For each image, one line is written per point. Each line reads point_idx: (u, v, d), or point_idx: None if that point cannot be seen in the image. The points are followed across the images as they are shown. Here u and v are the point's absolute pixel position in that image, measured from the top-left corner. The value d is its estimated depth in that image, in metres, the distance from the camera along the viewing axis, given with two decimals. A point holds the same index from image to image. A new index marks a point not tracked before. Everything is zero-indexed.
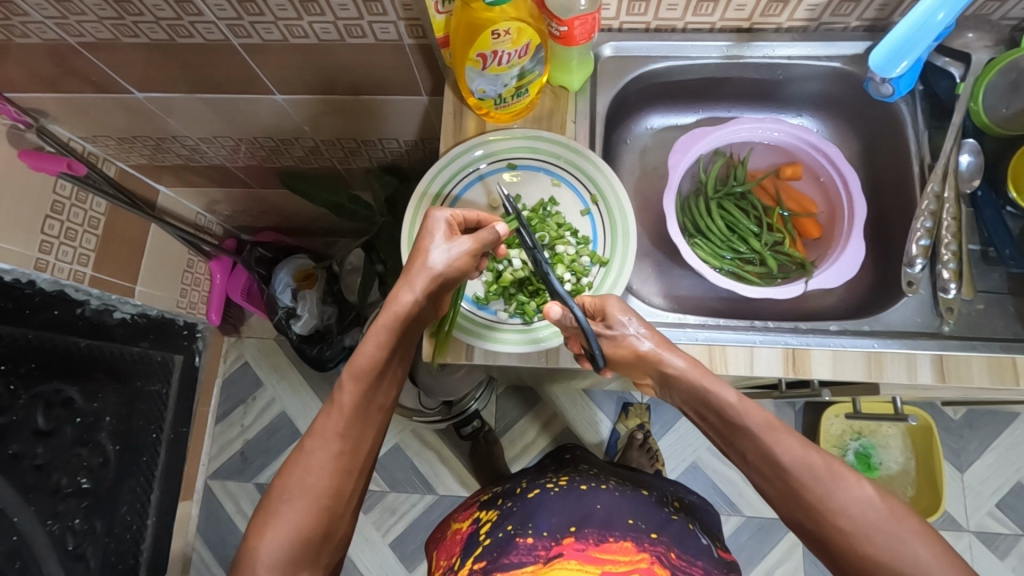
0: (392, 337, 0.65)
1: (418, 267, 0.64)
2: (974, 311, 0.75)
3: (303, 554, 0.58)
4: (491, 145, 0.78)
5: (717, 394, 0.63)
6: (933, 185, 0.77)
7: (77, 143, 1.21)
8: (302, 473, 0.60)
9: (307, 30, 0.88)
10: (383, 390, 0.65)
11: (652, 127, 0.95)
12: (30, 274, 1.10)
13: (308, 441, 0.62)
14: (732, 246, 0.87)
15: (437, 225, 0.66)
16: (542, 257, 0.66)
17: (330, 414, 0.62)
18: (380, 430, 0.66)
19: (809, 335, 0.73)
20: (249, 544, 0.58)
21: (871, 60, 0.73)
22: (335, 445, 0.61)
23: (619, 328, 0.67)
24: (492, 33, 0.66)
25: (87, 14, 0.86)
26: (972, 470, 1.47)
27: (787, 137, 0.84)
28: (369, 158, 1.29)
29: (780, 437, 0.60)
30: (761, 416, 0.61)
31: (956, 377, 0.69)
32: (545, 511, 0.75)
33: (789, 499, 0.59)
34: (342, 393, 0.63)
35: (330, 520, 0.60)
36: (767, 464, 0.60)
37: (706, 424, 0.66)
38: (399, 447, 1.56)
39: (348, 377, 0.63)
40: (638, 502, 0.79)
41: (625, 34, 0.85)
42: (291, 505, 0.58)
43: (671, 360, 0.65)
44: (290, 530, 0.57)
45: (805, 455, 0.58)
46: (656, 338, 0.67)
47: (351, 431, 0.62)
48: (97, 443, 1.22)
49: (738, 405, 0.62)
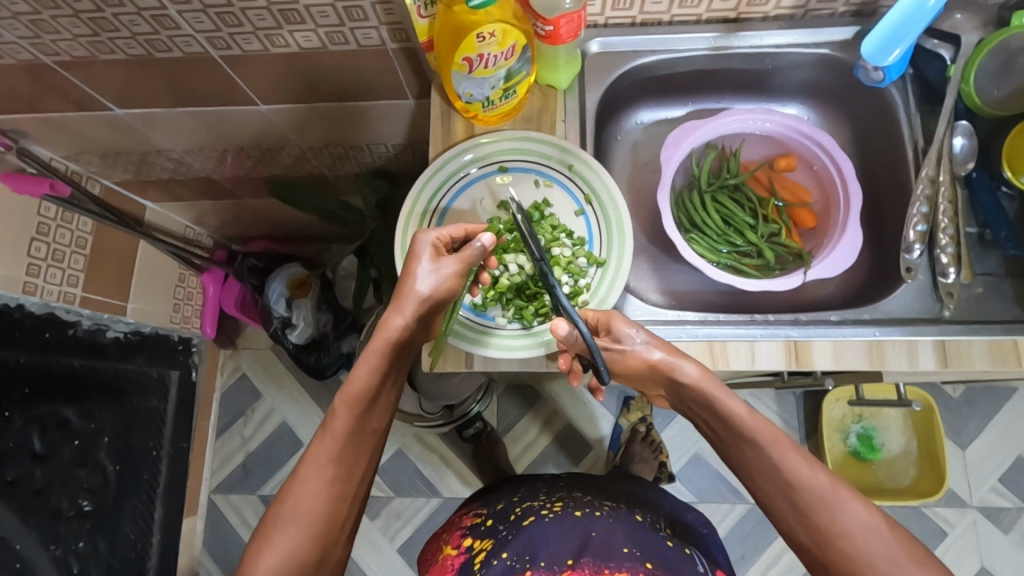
0: (384, 365, 0.65)
1: (408, 291, 0.65)
2: (973, 295, 0.74)
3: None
4: (481, 148, 0.77)
5: (726, 406, 0.63)
6: (928, 170, 0.75)
7: (59, 162, 1.19)
8: (296, 499, 0.59)
9: (288, 39, 0.87)
10: (376, 415, 0.66)
11: (643, 122, 0.94)
12: (19, 298, 1.09)
13: (301, 466, 0.61)
14: (728, 239, 0.86)
15: (423, 246, 0.67)
16: (548, 268, 0.62)
17: (323, 440, 0.62)
18: (373, 454, 0.66)
19: (810, 326, 0.73)
20: (242, 573, 0.57)
21: (863, 49, 0.72)
22: (330, 470, 0.61)
23: (625, 342, 0.67)
24: (478, 36, 0.65)
25: (62, 32, 0.85)
26: (973, 447, 1.49)
27: (779, 127, 0.84)
28: (358, 162, 1.27)
29: (787, 454, 0.59)
30: (769, 431, 0.61)
31: (958, 362, 0.69)
32: (543, 540, 0.76)
33: (791, 514, 0.58)
34: (336, 419, 0.63)
35: (323, 546, 0.60)
36: (770, 479, 0.60)
37: (713, 434, 0.66)
38: (402, 452, 1.56)
39: (343, 404, 0.63)
40: (633, 526, 0.80)
41: (611, 29, 0.84)
42: (286, 532, 0.58)
43: (682, 368, 0.65)
44: (284, 557, 0.57)
45: (812, 474, 0.58)
46: (666, 349, 0.67)
47: (344, 456, 0.62)
48: (97, 463, 1.23)
49: (745, 418, 0.62)
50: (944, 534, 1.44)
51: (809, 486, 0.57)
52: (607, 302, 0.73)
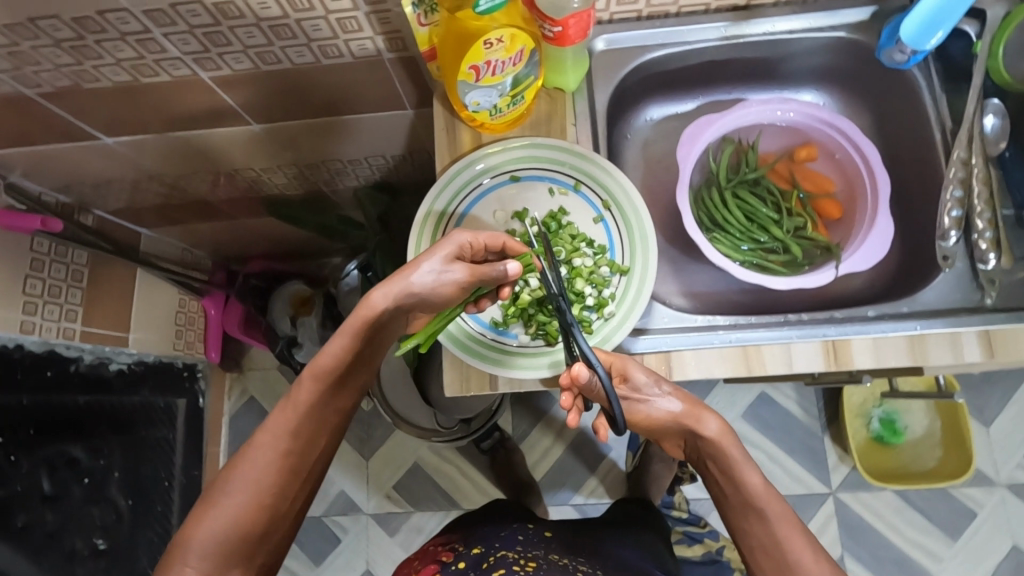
0: (358, 344, 0.62)
1: (403, 276, 0.61)
2: (1016, 280, 0.69)
3: (235, 552, 0.58)
4: (491, 157, 0.74)
5: (742, 473, 0.60)
6: (960, 152, 0.72)
7: (49, 196, 1.15)
8: (246, 467, 0.60)
9: (279, 55, 0.84)
10: (342, 393, 0.64)
11: (653, 118, 0.90)
12: (17, 338, 1.06)
13: (258, 434, 0.61)
14: (752, 236, 0.83)
15: (447, 243, 0.62)
16: (566, 308, 0.56)
17: (282, 412, 0.61)
18: (334, 431, 0.65)
19: (847, 324, 0.70)
20: (186, 528, 0.59)
21: (903, 32, 0.70)
22: (284, 443, 0.61)
23: (644, 392, 0.63)
24: (484, 43, 0.61)
25: (43, 63, 0.81)
26: (998, 424, 1.47)
27: (800, 116, 0.81)
28: (356, 176, 1.23)
29: (793, 534, 0.58)
30: (780, 508, 0.59)
31: (1005, 352, 0.66)
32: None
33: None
34: (299, 390, 0.62)
35: (269, 519, 0.60)
36: (770, 554, 0.58)
37: (719, 493, 0.63)
38: (417, 466, 1.53)
39: (309, 376, 0.62)
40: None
41: (616, 25, 0.80)
42: (232, 497, 0.59)
43: (705, 425, 0.61)
44: (224, 524, 0.58)
45: (815, 559, 0.57)
46: (689, 401, 0.63)
47: (304, 431, 0.62)
48: (109, 499, 1.21)
49: (760, 490, 0.59)
50: (973, 515, 1.43)
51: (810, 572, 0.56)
52: (635, 311, 0.69)
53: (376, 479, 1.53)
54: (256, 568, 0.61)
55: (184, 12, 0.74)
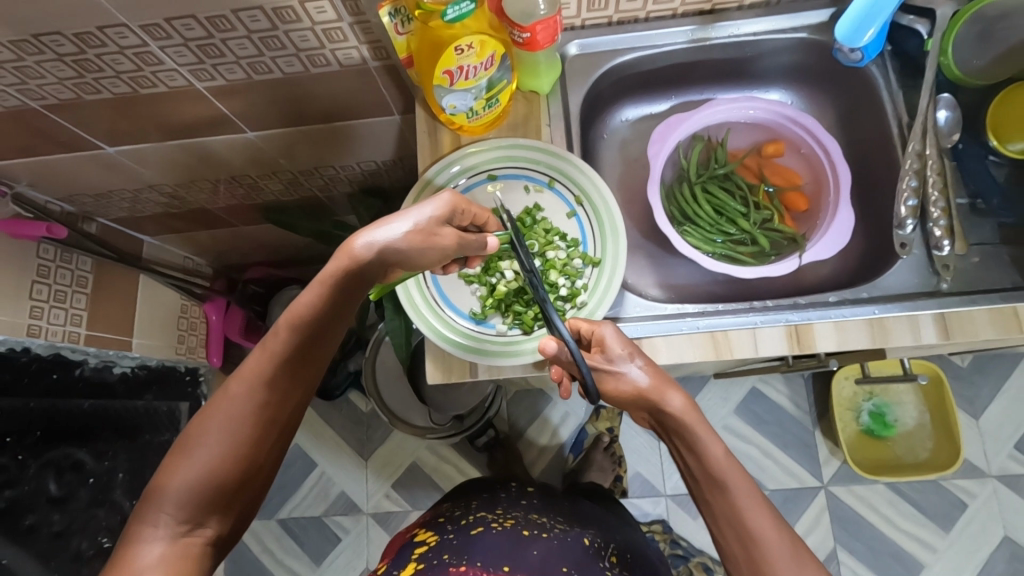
0: (336, 292, 0.61)
1: (389, 221, 0.62)
2: (970, 265, 0.73)
3: (211, 499, 0.59)
4: (468, 158, 0.78)
5: (705, 447, 0.61)
6: (915, 144, 0.75)
7: (55, 205, 1.20)
8: (220, 417, 0.59)
9: (270, 65, 0.88)
10: (321, 346, 0.63)
11: (628, 119, 0.94)
12: (24, 341, 1.09)
13: (233, 383, 0.60)
14: (722, 229, 0.86)
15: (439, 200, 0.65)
16: (538, 280, 0.63)
17: (257, 361, 0.60)
18: (311, 385, 0.64)
19: (810, 309, 0.73)
20: (161, 477, 0.59)
21: (837, 32, 0.75)
22: (261, 393, 0.60)
23: (616, 364, 0.65)
24: (456, 49, 0.66)
25: (46, 77, 0.86)
26: (987, 415, 1.49)
27: (764, 113, 0.84)
28: (349, 181, 1.28)
29: (754, 510, 0.59)
30: (743, 482, 0.60)
31: (961, 333, 0.69)
32: (482, 548, 0.76)
33: (745, 568, 0.58)
34: (274, 340, 0.61)
35: (245, 469, 0.60)
36: (732, 527, 0.59)
37: (685, 469, 0.64)
38: (416, 465, 1.56)
39: (285, 326, 0.61)
40: (576, 551, 0.81)
41: (589, 30, 0.84)
42: (207, 447, 0.58)
43: (669, 399, 0.62)
44: (199, 473, 0.58)
45: (777, 537, 0.57)
46: (657, 376, 0.64)
47: (278, 382, 0.61)
48: (113, 503, 1.29)
49: (722, 463, 0.61)
50: (964, 506, 1.44)
51: (770, 545, 0.57)
52: (607, 299, 0.73)
53: (376, 478, 1.56)
54: (234, 516, 0.61)
55: (178, 26, 0.79)
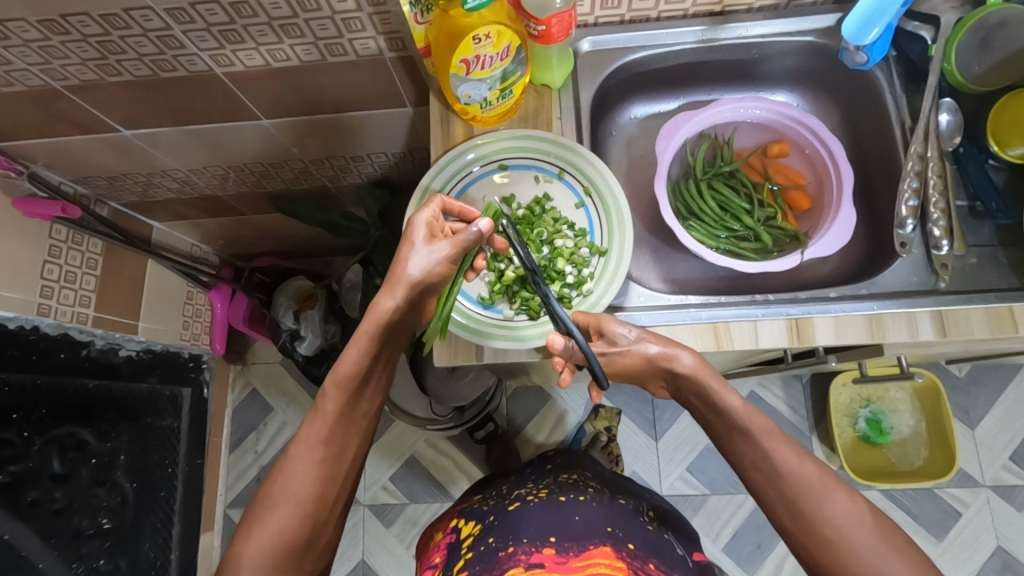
0: (373, 344, 0.67)
1: (399, 274, 0.66)
2: (967, 265, 0.75)
3: (286, 561, 0.62)
4: (482, 148, 0.80)
5: (722, 399, 0.65)
6: (916, 147, 0.78)
7: (68, 186, 1.22)
8: (285, 480, 0.64)
9: (288, 53, 0.90)
10: (366, 398, 0.69)
11: (636, 117, 0.96)
12: (35, 319, 1.12)
13: (292, 448, 0.65)
14: (725, 225, 0.88)
15: (420, 228, 0.68)
16: (538, 277, 0.66)
17: (313, 422, 0.66)
18: (364, 435, 0.70)
19: (809, 304, 0.75)
20: (233, 549, 0.62)
21: (844, 28, 0.77)
22: (319, 452, 0.65)
23: (619, 342, 0.68)
24: (473, 38, 0.68)
25: (70, 57, 0.88)
26: (983, 426, 1.51)
27: (769, 114, 0.87)
28: (359, 173, 1.29)
29: (777, 443, 0.62)
30: (761, 421, 0.63)
31: (956, 330, 0.70)
32: (525, 523, 0.77)
33: (779, 501, 0.62)
34: (325, 400, 0.66)
35: (313, 526, 0.64)
36: (762, 469, 0.63)
37: (709, 423, 0.67)
38: (414, 459, 1.58)
39: (332, 385, 0.66)
40: (617, 511, 0.82)
41: (601, 28, 0.86)
42: (275, 512, 0.63)
43: (679, 360, 0.66)
44: (272, 537, 0.62)
45: (801, 467, 0.61)
46: (662, 342, 0.67)
47: (334, 439, 0.66)
48: (114, 483, 1.25)
49: (741, 410, 0.64)
50: (958, 515, 1.46)
51: (798, 477, 0.61)
52: (611, 287, 0.75)
53: (374, 469, 1.57)
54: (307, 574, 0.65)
55: (202, 10, 0.81)
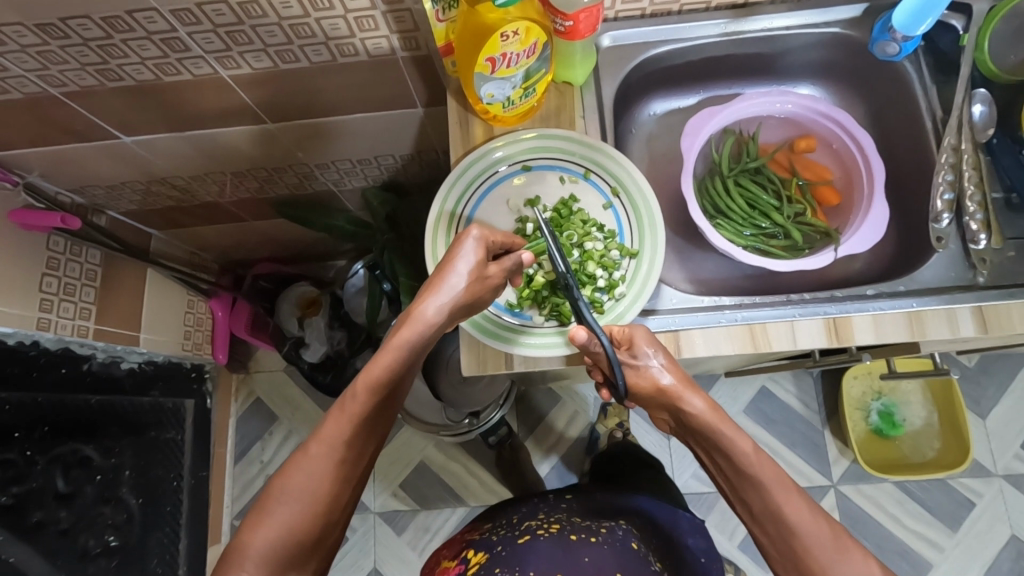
0: (412, 354, 0.64)
1: (447, 286, 0.65)
2: (1006, 259, 0.73)
3: (290, 561, 0.58)
4: (509, 146, 0.78)
5: (733, 442, 0.61)
6: (950, 139, 0.77)
7: (65, 196, 1.18)
8: (302, 476, 0.60)
9: (298, 54, 0.87)
10: (393, 403, 0.65)
11: (656, 113, 0.94)
12: (34, 334, 1.07)
13: (312, 444, 0.61)
14: (753, 222, 0.87)
15: (472, 244, 0.67)
16: (572, 280, 0.65)
17: (336, 422, 0.62)
18: (383, 439, 0.66)
19: (848, 302, 0.72)
20: (240, 538, 0.59)
21: (895, 20, 0.75)
22: (340, 452, 0.61)
23: (641, 360, 0.66)
24: (501, 35, 0.65)
25: (70, 62, 0.84)
26: (994, 415, 1.50)
27: (800, 109, 0.84)
28: (365, 176, 1.26)
29: (790, 496, 0.58)
30: (775, 472, 0.59)
31: (999, 326, 0.69)
32: (533, 558, 0.77)
33: (788, 557, 0.57)
34: (353, 401, 0.62)
35: (322, 529, 0.61)
36: (772, 522, 0.58)
37: (715, 468, 0.64)
38: (425, 464, 1.55)
39: (363, 389, 0.62)
40: (627, 553, 0.81)
41: (621, 22, 0.84)
42: (288, 506, 0.59)
43: (691, 398, 0.63)
44: (282, 534, 0.58)
45: (815, 523, 0.56)
46: (678, 376, 0.64)
47: (356, 441, 0.62)
48: (119, 499, 1.22)
49: (752, 457, 0.59)
50: (972, 505, 1.45)
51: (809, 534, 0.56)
52: (644, 290, 0.73)
53: (384, 477, 1.54)
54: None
55: (209, 12, 0.78)
